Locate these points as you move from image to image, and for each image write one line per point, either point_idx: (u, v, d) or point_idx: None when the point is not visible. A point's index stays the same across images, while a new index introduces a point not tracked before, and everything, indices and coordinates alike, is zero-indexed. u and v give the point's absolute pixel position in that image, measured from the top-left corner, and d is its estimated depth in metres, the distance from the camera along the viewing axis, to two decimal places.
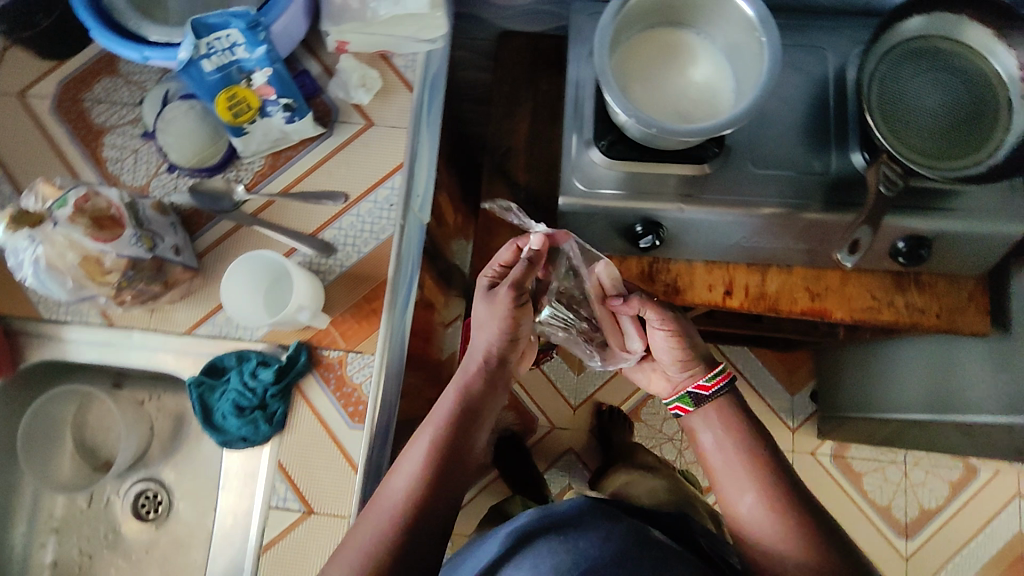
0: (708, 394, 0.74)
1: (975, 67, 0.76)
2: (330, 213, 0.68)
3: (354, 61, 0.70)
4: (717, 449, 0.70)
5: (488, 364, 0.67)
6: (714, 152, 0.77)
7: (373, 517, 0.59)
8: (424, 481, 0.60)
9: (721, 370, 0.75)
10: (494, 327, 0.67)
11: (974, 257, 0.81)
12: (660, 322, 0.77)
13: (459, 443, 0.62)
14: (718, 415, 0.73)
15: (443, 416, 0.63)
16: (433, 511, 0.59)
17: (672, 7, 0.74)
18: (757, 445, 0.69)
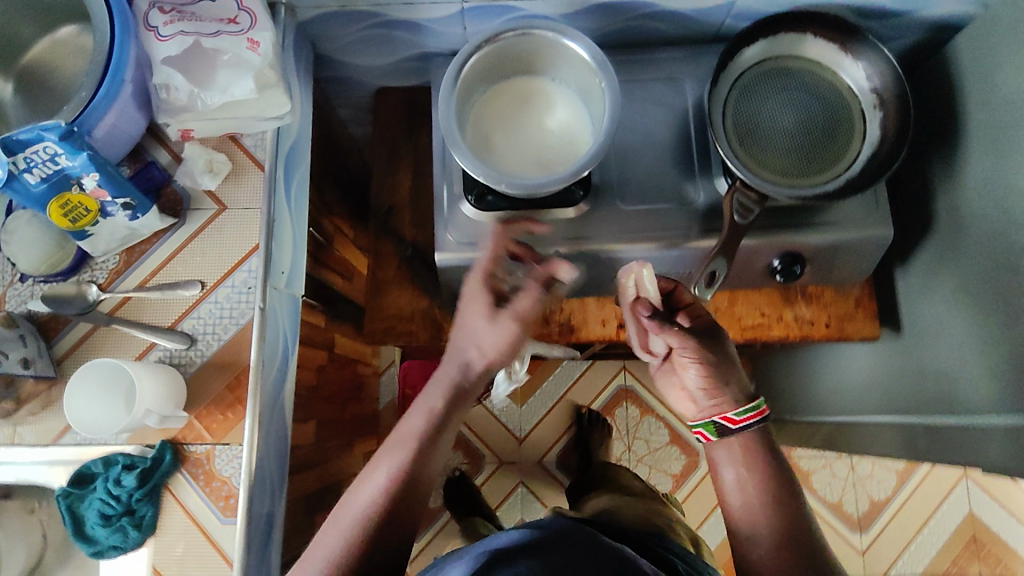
0: (734, 427, 0.68)
1: (824, 82, 0.77)
2: (187, 302, 0.67)
3: (198, 148, 0.69)
4: (737, 489, 0.67)
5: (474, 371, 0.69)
6: (580, 194, 0.76)
7: (342, 522, 0.61)
8: (393, 490, 0.62)
9: (754, 407, 0.68)
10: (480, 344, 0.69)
11: (856, 268, 0.82)
12: (687, 352, 0.68)
13: (427, 451, 0.65)
14: (741, 450, 0.68)
15: (414, 429, 0.66)
16: (402, 518, 0.62)
17: (519, 57, 0.76)
18: (778, 493, 0.65)
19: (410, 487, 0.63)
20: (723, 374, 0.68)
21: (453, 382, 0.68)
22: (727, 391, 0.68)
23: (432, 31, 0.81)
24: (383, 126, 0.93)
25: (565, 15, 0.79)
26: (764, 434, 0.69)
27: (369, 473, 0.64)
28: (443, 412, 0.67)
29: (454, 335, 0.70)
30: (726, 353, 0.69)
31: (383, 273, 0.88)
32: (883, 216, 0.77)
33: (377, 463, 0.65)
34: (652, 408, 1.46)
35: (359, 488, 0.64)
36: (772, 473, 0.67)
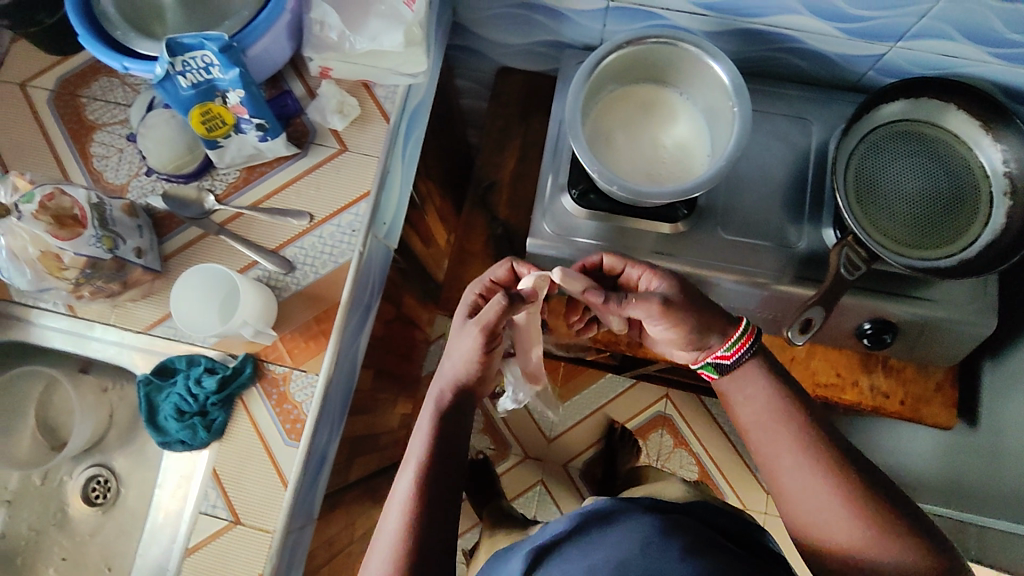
0: (730, 362, 0.62)
1: (956, 155, 0.75)
2: (294, 231, 0.70)
3: (335, 88, 0.72)
4: (751, 404, 0.62)
5: (450, 397, 0.62)
6: (683, 212, 0.78)
7: (379, 556, 0.56)
8: (415, 513, 0.57)
9: (743, 333, 0.62)
10: (452, 367, 0.62)
11: (946, 351, 0.79)
12: (657, 319, 0.62)
13: (439, 470, 0.59)
14: (747, 380, 0.62)
15: (418, 448, 0.60)
16: (437, 532, 0.57)
17: (655, 64, 0.76)
18: (800, 411, 0.60)
19: (435, 508, 0.57)
20: (700, 320, 0.62)
21: (448, 401, 0.62)
22: (711, 335, 0.62)
23: (573, 23, 0.82)
24: (500, 103, 0.94)
25: (708, 33, 0.79)
26: (764, 351, 0.63)
27: (389, 501, 0.59)
28: (444, 431, 0.61)
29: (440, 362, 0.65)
30: (688, 293, 0.63)
31: (470, 245, 0.90)
32: (989, 304, 0.75)
33: (393, 490, 0.59)
34: (685, 441, 1.44)
35: (383, 521, 0.58)
36: (783, 392, 0.61)
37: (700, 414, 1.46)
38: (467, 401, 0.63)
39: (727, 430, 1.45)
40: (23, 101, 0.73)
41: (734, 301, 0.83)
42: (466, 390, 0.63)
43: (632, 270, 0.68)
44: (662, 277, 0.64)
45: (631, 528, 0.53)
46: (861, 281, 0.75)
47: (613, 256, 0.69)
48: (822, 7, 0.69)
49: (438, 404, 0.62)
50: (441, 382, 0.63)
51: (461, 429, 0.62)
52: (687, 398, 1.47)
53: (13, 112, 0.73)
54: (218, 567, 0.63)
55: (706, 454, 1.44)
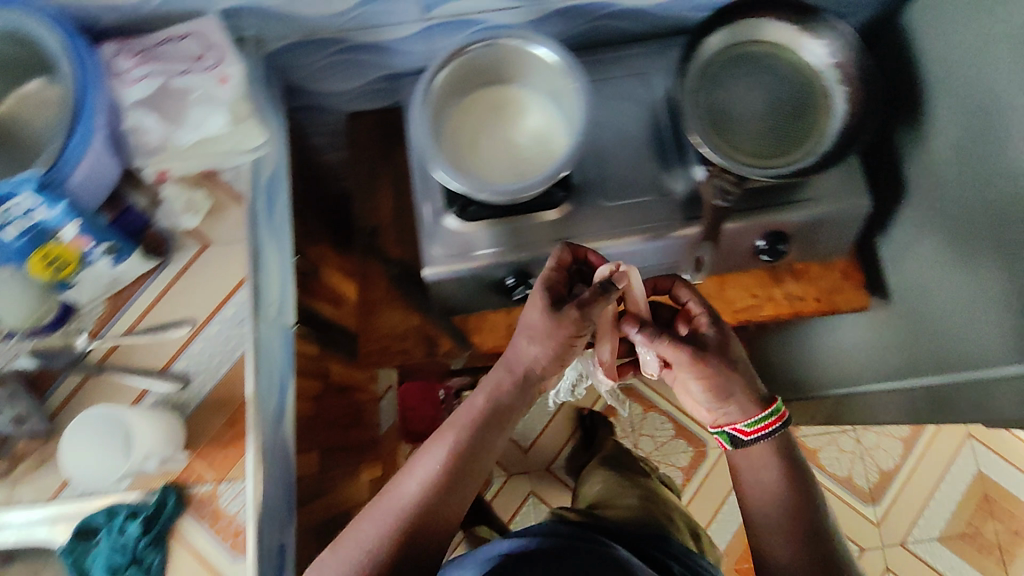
0: (746, 438, 0.71)
1: (785, 63, 0.79)
2: (177, 343, 0.67)
3: (177, 188, 0.68)
4: (766, 481, 0.72)
5: (517, 377, 0.66)
6: (561, 195, 0.78)
7: (386, 511, 0.60)
8: (431, 489, 0.61)
9: (771, 415, 0.71)
10: (528, 342, 0.66)
11: (837, 242, 0.84)
12: (685, 366, 0.69)
13: (464, 451, 0.62)
14: (761, 459, 0.72)
15: (456, 425, 0.64)
16: (437, 516, 0.60)
17: (487, 68, 0.76)
18: (802, 493, 0.71)
19: (449, 484, 0.61)
20: (722, 382, 0.69)
21: (501, 390, 0.66)
22: (734, 402, 0.70)
23: (398, 50, 0.81)
24: (357, 149, 0.93)
25: (529, 22, 0.79)
26: (781, 435, 0.72)
27: (411, 467, 0.63)
28: (487, 419, 0.64)
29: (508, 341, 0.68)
30: (723, 350, 0.70)
31: (372, 294, 0.88)
32: (858, 188, 0.79)
33: (418, 458, 0.64)
34: (655, 404, 1.46)
35: (396, 482, 0.63)
36: (789, 480, 0.71)
37: None
38: (521, 393, 0.66)
39: None
40: None
41: (636, 262, 0.84)
42: (524, 382, 0.66)
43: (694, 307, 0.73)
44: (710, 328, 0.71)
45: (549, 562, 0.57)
46: (740, 204, 0.78)
47: (687, 287, 0.73)
48: None
49: (506, 381, 0.66)
50: (504, 365, 0.66)
51: (510, 413, 0.66)
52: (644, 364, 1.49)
53: None
54: None
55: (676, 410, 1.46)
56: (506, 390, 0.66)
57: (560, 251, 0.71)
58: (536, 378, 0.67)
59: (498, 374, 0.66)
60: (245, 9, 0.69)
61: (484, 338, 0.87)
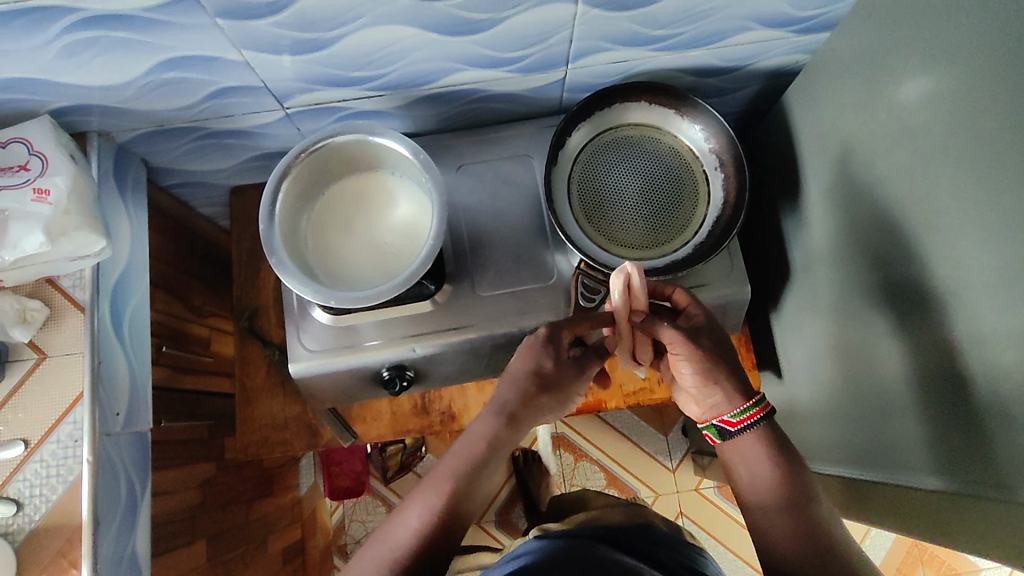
0: (733, 430, 0.63)
1: (665, 145, 0.77)
2: (10, 465, 0.63)
3: (9, 297, 0.65)
4: (756, 471, 0.61)
5: (508, 418, 0.62)
6: (432, 287, 0.74)
7: (376, 557, 0.57)
8: (424, 536, 0.57)
9: (752, 405, 0.63)
10: (511, 386, 0.64)
11: (724, 323, 0.82)
12: (681, 352, 0.63)
13: (461, 501, 0.59)
14: (751, 451, 0.62)
15: (451, 469, 0.60)
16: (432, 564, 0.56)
17: (353, 157, 0.74)
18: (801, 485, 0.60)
19: (446, 533, 0.58)
20: (712, 376, 0.63)
21: (495, 435, 0.62)
22: (722, 391, 0.64)
23: (264, 134, 0.79)
24: (240, 225, 0.90)
25: (397, 107, 0.77)
26: (772, 425, 0.63)
27: (401, 515, 0.59)
28: (483, 464, 0.61)
29: (498, 383, 0.65)
30: (717, 345, 0.65)
31: (252, 381, 0.85)
32: (740, 274, 0.77)
33: (409, 505, 0.60)
34: (586, 453, 1.44)
35: (389, 529, 0.59)
36: (786, 471, 0.61)
37: (592, 421, 1.46)
38: (513, 437, 0.63)
39: (620, 428, 1.45)
40: None
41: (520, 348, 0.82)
42: (521, 424, 0.63)
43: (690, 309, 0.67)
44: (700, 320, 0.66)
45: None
46: None
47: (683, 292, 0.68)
48: (477, 57, 0.69)
49: (499, 426, 0.62)
50: (497, 409, 0.63)
51: (502, 453, 0.62)
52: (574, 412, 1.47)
53: None
54: None
55: (608, 458, 1.44)
56: (500, 433, 0.62)
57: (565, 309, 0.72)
58: (528, 418, 0.64)
59: (489, 412, 0.63)
60: (84, 107, 0.67)
61: (368, 427, 0.86)
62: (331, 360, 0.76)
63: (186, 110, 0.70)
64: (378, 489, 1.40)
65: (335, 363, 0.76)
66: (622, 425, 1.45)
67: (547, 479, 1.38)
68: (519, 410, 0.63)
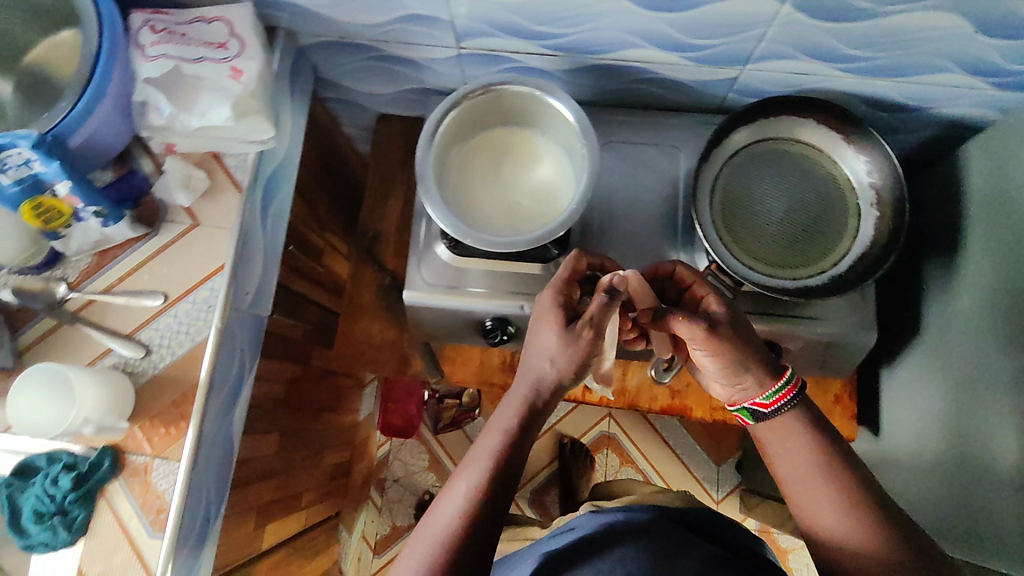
0: (768, 411, 0.61)
1: (821, 169, 0.75)
2: (148, 312, 0.68)
3: (180, 163, 0.70)
4: (793, 459, 0.60)
5: (539, 390, 0.59)
6: (555, 252, 0.75)
7: (427, 535, 0.56)
8: (471, 515, 0.56)
9: (784, 384, 0.61)
10: (537, 359, 0.59)
11: (833, 363, 0.80)
12: (700, 344, 0.61)
13: (506, 478, 0.57)
14: (786, 433, 0.61)
15: (489, 448, 0.58)
16: (483, 543, 0.56)
17: (511, 109, 0.75)
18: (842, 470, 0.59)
19: (494, 511, 0.56)
20: (737, 363, 0.60)
21: (527, 406, 0.59)
22: (751, 375, 0.61)
23: (430, 69, 0.81)
24: (381, 151, 0.93)
25: (564, 71, 0.78)
26: (805, 405, 0.62)
27: (445, 492, 0.58)
28: (520, 436, 0.58)
29: (523, 355, 0.61)
30: (740, 332, 0.61)
31: (359, 299, 0.89)
32: (866, 318, 0.75)
33: (452, 482, 0.58)
34: (633, 460, 1.43)
35: (437, 506, 0.58)
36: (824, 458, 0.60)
37: (648, 430, 1.44)
38: (550, 407, 0.60)
39: (673, 444, 1.43)
40: None
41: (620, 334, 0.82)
42: (555, 394, 0.59)
43: (700, 289, 0.65)
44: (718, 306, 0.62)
45: (625, 555, 0.56)
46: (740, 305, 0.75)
47: (687, 270, 0.66)
48: (661, 38, 0.69)
49: (531, 399, 0.59)
50: (528, 380, 0.59)
51: (536, 425, 0.59)
52: (631, 416, 1.46)
53: None
54: None
55: (654, 471, 1.42)
56: (532, 406, 0.59)
57: (573, 262, 0.64)
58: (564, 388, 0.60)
59: (522, 386, 0.59)
60: (282, 3, 0.70)
61: (455, 370, 0.88)
62: (444, 301, 0.78)
63: (371, 27, 0.73)
64: (426, 437, 1.44)
65: (448, 301, 0.78)
66: (676, 442, 1.43)
67: (589, 473, 1.39)
68: (550, 385, 0.59)
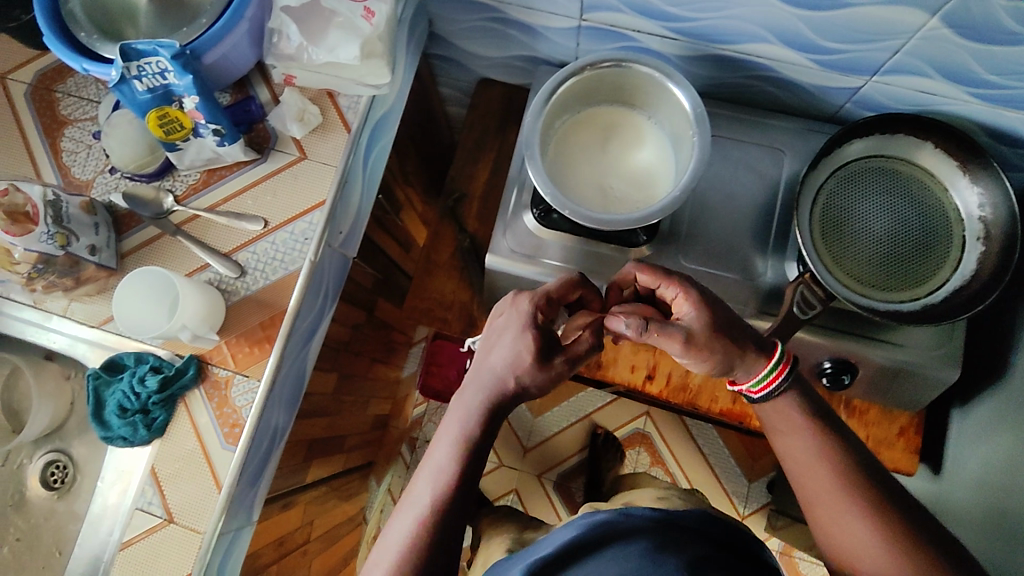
0: (757, 397, 0.61)
1: (929, 195, 0.73)
2: (248, 235, 0.71)
3: (296, 95, 0.72)
4: (802, 451, 0.59)
5: (494, 396, 0.60)
6: (643, 238, 0.75)
7: (390, 548, 0.56)
8: (432, 522, 0.56)
9: (770, 369, 0.60)
10: (499, 369, 0.60)
11: (908, 393, 0.78)
12: (683, 353, 0.60)
13: (467, 484, 0.58)
14: (784, 418, 0.60)
15: (447, 456, 0.59)
16: (446, 550, 0.56)
17: (623, 89, 0.75)
18: (880, 472, 0.58)
19: (455, 516, 0.57)
20: (724, 362, 0.60)
21: (485, 412, 0.60)
22: (738, 366, 0.61)
23: (545, 38, 0.81)
24: (477, 114, 0.94)
25: (680, 57, 0.77)
26: (796, 385, 0.60)
27: (406, 499, 0.59)
28: (477, 440, 0.59)
29: (483, 362, 0.62)
30: (722, 331, 0.60)
31: (436, 256, 0.90)
32: (951, 352, 0.73)
33: (412, 488, 0.59)
34: (664, 462, 1.42)
35: (397, 516, 0.58)
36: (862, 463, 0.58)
37: (682, 435, 1.44)
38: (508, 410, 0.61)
39: (706, 453, 1.43)
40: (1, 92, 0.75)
41: None
42: (510, 402, 0.61)
43: (668, 291, 0.63)
44: (692, 307, 0.60)
45: (626, 553, 0.50)
46: (820, 318, 0.74)
47: (650, 273, 0.64)
48: (791, 35, 0.68)
49: (488, 404, 0.60)
50: (484, 387, 0.60)
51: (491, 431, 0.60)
52: (669, 418, 1.45)
53: None
54: (152, 563, 0.65)
55: (683, 476, 1.41)
56: (490, 413, 0.60)
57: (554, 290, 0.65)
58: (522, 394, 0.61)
59: (480, 394, 0.60)
60: None
61: None
62: (524, 269, 0.78)
63: None
64: None
65: (528, 270, 0.78)
66: (710, 451, 1.43)
67: (620, 465, 1.39)
68: (509, 393, 0.60)
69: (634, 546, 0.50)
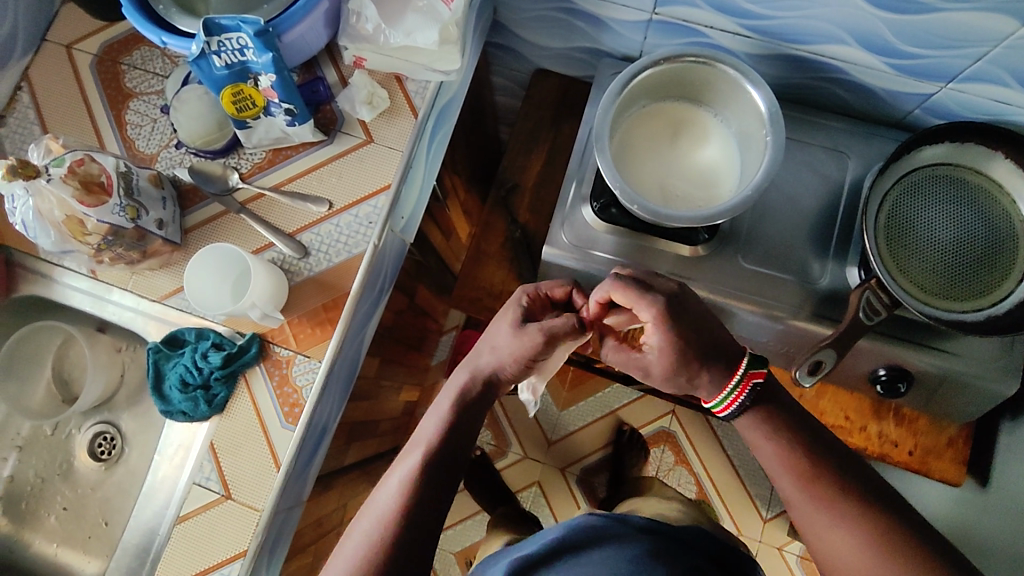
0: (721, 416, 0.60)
1: (995, 206, 0.73)
2: (312, 217, 0.71)
3: (367, 79, 0.72)
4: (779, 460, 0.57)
5: (474, 376, 0.63)
6: (704, 237, 0.75)
7: (363, 524, 0.55)
8: (411, 491, 0.56)
9: (732, 390, 0.59)
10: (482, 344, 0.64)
11: (961, 405, 0.78)
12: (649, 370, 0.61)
13: (445, 460, 0.58)
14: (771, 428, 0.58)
15: (427, 432, 0.60)
16: (420, 540, 0.54)
17: (692, 85, 0.75)
18: None
19: (432, 490, 0.56)
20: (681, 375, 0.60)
21: (462, 390, 0.63)
22: (706, 372, 0.59)
23: (612, 31, 0.80)
24: (533, 105, 0.93)
25: (751, 55, 0.76)
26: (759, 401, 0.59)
27: (386, 479, 0.58)
28: (456, 420, 0.61)
29: (474, 347, 0.65)
30: (688, 343, 0.58)
31: (486, 246, 0.90)
32: (1010, 366, 0.72)
33: (394, 467, 0.59)
34: (688, 462, 1.43)
35: (378, 491, 0.58)
36: None
37: (708, 436, 1.44)
38: (485, 394, 0.63)
39: (731, 455, 1.43)
40: (67, 62, 0.75)
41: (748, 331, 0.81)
42: (491, 386, 0.63)
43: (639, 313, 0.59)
44: (658, 335, 0.59)
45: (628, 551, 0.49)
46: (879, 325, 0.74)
47: (621, 293, 0.59)
48: (870, 38, 0.67)
49: (467, 384, 0.63)
50: (467, 365, 0.64)
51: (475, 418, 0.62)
52: (695, 419, 1.45)
53: (59, 73, 0.75)
54: (206, 537, 0.66)
55: (707, 476, 1.42)
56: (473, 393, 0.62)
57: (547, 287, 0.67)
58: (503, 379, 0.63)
59: (461, 372, 0.64)
60: None
61: None
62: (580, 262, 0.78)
63: None
64: None
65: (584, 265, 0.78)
66: (735, 453, 1.42)
67: (644, 464, 1.39)
68: (486, 373, 0.63)
69: (632, 548, 0.50)
